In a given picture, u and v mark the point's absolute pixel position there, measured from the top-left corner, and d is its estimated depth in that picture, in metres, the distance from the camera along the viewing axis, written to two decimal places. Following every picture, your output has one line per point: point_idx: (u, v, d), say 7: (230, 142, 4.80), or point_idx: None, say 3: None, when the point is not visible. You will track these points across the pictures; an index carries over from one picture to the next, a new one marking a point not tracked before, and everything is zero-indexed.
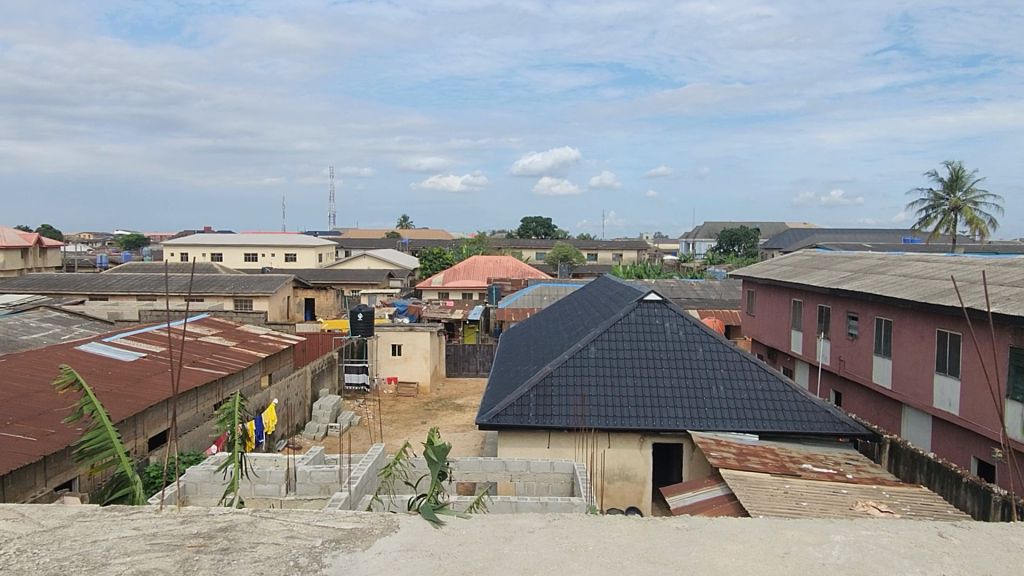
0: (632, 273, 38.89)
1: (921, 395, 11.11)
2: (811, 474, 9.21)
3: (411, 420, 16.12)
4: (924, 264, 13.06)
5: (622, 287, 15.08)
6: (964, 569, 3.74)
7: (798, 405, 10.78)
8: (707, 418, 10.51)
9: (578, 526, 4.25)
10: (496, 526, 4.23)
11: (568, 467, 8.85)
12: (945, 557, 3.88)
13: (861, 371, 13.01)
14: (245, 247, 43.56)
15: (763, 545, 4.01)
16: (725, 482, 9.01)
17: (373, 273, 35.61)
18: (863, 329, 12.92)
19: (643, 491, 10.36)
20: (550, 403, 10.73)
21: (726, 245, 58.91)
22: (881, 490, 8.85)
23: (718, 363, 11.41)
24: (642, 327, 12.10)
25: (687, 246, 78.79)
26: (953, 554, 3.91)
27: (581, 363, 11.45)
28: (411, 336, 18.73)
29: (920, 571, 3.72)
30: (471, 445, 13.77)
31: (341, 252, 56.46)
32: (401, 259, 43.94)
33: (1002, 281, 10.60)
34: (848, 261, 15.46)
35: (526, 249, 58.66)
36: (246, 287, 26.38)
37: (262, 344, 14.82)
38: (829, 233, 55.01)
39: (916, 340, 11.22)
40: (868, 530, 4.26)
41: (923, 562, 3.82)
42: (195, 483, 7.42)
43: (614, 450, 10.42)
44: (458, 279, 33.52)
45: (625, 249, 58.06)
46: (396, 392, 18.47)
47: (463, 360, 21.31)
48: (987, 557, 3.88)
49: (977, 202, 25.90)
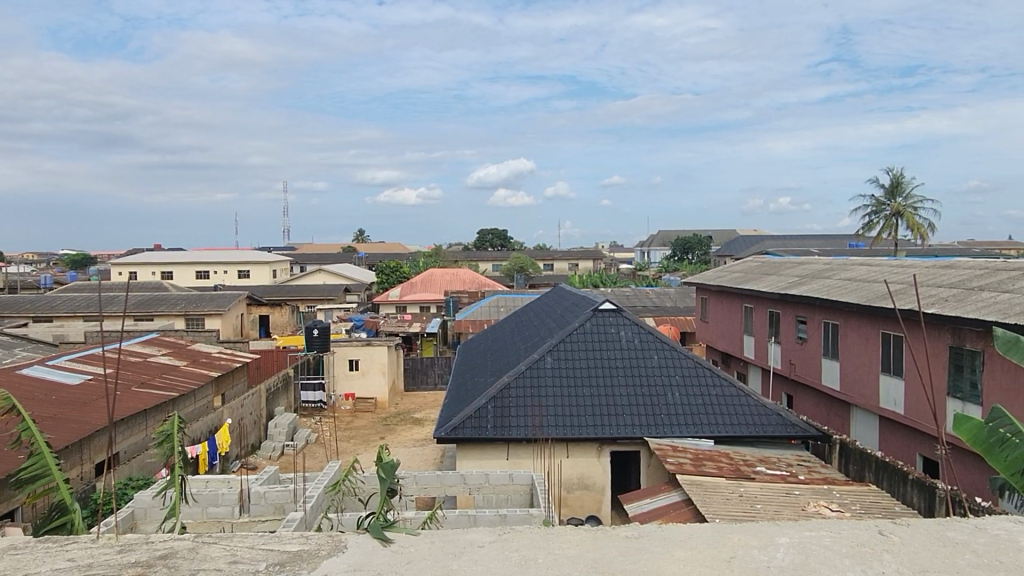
0: (587, 281, 39.26)
1: (868, 395, 11.42)
2: (764, 476, 9.39)
3: (369, 435, 16.00)
4: (866, 268, 13.50)
5: (577, 296, 15.27)
6: (902, 567, 3.82)
7: (750, 408, 11.00)
8: (664, 425, 10.62)
9: (526, 540, 4.23)
10: (444, 542, 4.22)
11: (526, 478, 8.89)
12: (885, 555, 3.97)
13: (810, 372, 13.34)
14: (196, 263, 42.68)
15: (711, 550, 4.07)
16: (682, 488, 9.13)
17: (328, 288, 35.28)
18: (811, 333, 13.25)
19: (602, 499, 10.44)
20: (507, 414, 10.75)
21: (679, 253, 59.96)
22: (831, 489, 9.08)
23: (673, 369, 11.61)
24: (597, 336, 12.24)
25: (643, 254, 79.76)
26: (892, 552, 4.00)
27: (538, 374, 11.52)
28: (368, 351, 18.55)
29: (861, 569, 3.80)
30: (430, 459, 13.73)
31: (296, 266, 55.69)
32: (356, 273, 43.60)
33: (940, 284, 11.04)
34: (796, 266, 15.89)
35: (483, 261, 58.83)
36: (198, 304, 25.93)
37: (214, 363, 14.53)
38: (778, 239, 56.40)
39: (862, 341, 11.54)
40: (811, 531, 4.35)
41: (864, 560, 3.90)
42: (143, 507, 7.25)
43: (572, 460, 10.46)
44: (415, 292, 33.46)
45: (582, 258, 58.46)
46: (353, 408, 18.30)
47: (421, 373, 21.26)
48: (924, 553, 3.97)
49: (916, 207, 26.79)
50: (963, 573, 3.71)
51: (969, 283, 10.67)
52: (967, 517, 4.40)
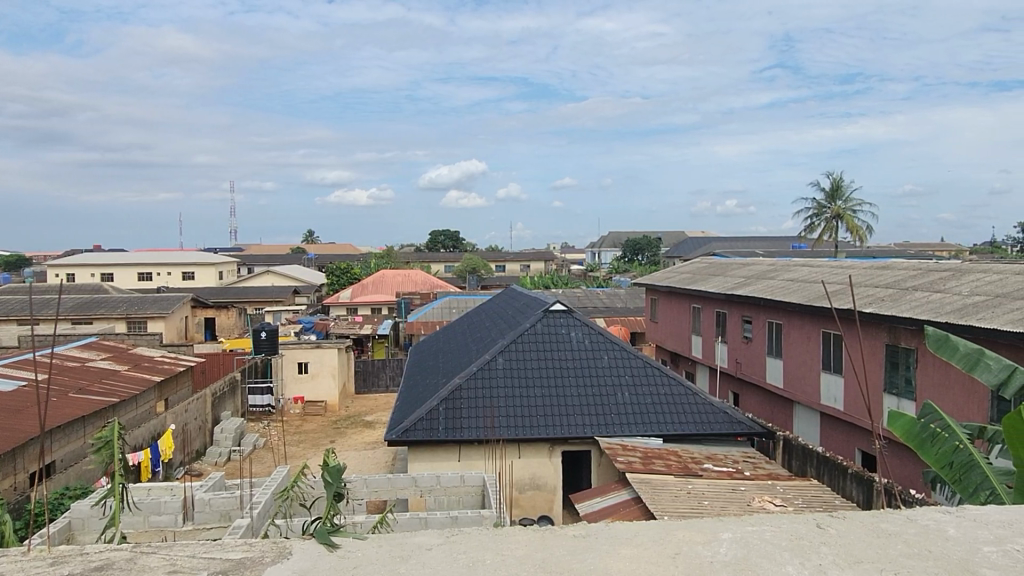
0: (539, 282, 39.48)
1: (810, 392, 11.78)
2: (711, 473, 9.60)
3: (319, 439, 15.79)
4: (808, 269, 13.92)
5: (529, 297, 15.35)
6: (838, 559, 3.78)
7: (697, 406, 11.23)
8: (614, 424, 10.76)
9: (475, 541, 4.18)
10: (392, 546, 4.15)
11: (478, 479, 8.92)
12: (822, 547, 3.94)
13: (755, 370, 13.68)
14: (138, 266, 41.38)
15: (656, 547, 4.03)
16: (631, 486, 9.28)
17: (277, 290, 34.67)
18: (756, 332, 13.59)
19: (554, 499, 10.50)
20: (459, 416, 10.74)
21: (630, 254, 60.79)
22: (775, 485, 9.33)
23: (623, 368, 11.77)
24: (548, 336, 12.34)
25: (595, 254, 80.48)
26: (829, 544, 3.97)
27: (490, 375, 11.55)
28: (318, 353, 18.26)
29: (800, 562, 3.78)
30: (380, 462, 13.62)
31: (243, 268, 54.47)
32: (306, 274, 42.93)
33: (876, 284, 11.47)
34: (742, 267, 16.28)
35: (435, 262, 58.60)
36: (140, 307, 25.17)
37: (157, 367, 14.13)
38: (725, 241, 57.66)
39: (804, 340, 11.90)
40: (754, 526, 4.30)
41: (802, 552, 3.87)
42: (81, 518, 7.02)
43: (523, 460, 10.51)
44: (366, 294, 33.13)
45: (534, 259, 58.74)
46: (302, 412, 18.03)
47: (372, 376, 21.06)
48: (860, 545, 3.92)
49: (855, 210, 27.74)
50: (896, 564, 3.70)
51: (903, 283, 11.10)
52: (899, 508, 4.41)
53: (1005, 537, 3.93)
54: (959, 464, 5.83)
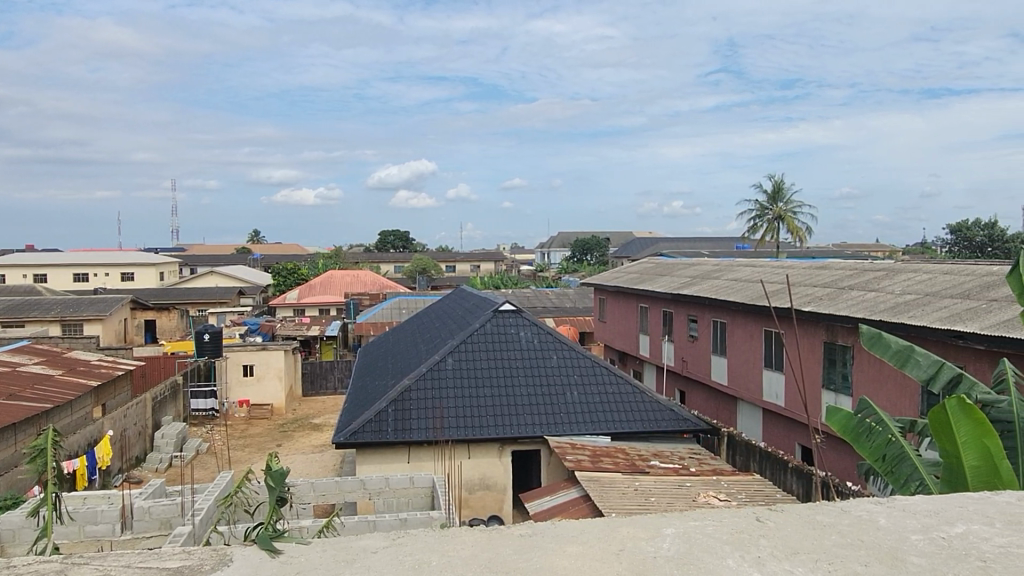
0: (489, 282, 39.56)
1: (753, 389, 12.10)
2: (658, 469, 9.78)
3: (265, 443, 15.50)
4: (750, 269, 14.29)
5: (478, 298, 15.37)
6: (776, 551, 3.77)
7: (644, 404, 11.42)
8: (562, 423, 10.85)
9: (422, 543, 4.09)
10: (336, 550, 4.03)
11: (427, 480, 8.89)
12: (761, 540, 3.91)
13: (700, 368, 13.98)
14: (73, 266, 39.84)
15: (601, 544, 3.95)
16: (580, 484, 9.37)
17: (221, 291, 33.88)
18: (701, 331, 13.88)
19: (503, 498, 10.53)
20: (408, 417, 10.68)
21: (579, 253, 61.38)
22: (720, 480, 9.55)
23: (572, 368, 11.89)
24: (497, 336, 12.37)
25: (544, 255, 80.94)
26: (768, 536, 3.95)
27: (439, 376, 11.52)
28: (263, 355, 17.92)
29: (739, 555, 3.73)
30: (328, 466, 13.45)
31: (185, 269, 52.98)
32: (251, 274, 42.01)
33: (814, 284, 11.82)
34: (687, 267, 16.62)
35: (385, 262, 58.09)
36: (75, 309, 24.25)
37: (93, 372, 13.63)
38: (672, 241, 58.74)
39: (747, 338, 12.20)
40: (697, 521, 4.24)
41: (742, 545, 3.84)
42: (12, 529, 6.74)
43: (473, 461, 10.51)
44: (313, 294, 32.62)
45: (484, 259, 58.78)
46: (247, 415, 17.68)
47: (320, 378, 20.77)
48: (797, 537, 3.92)
49: (795, 211, 28.58)
50: (830, 553, 3.71)
51: (839, 283, 11.48)
52: (833, 500, 4.41)
53: (931, 525, 3.95)
54: (892, 457, 6.06)
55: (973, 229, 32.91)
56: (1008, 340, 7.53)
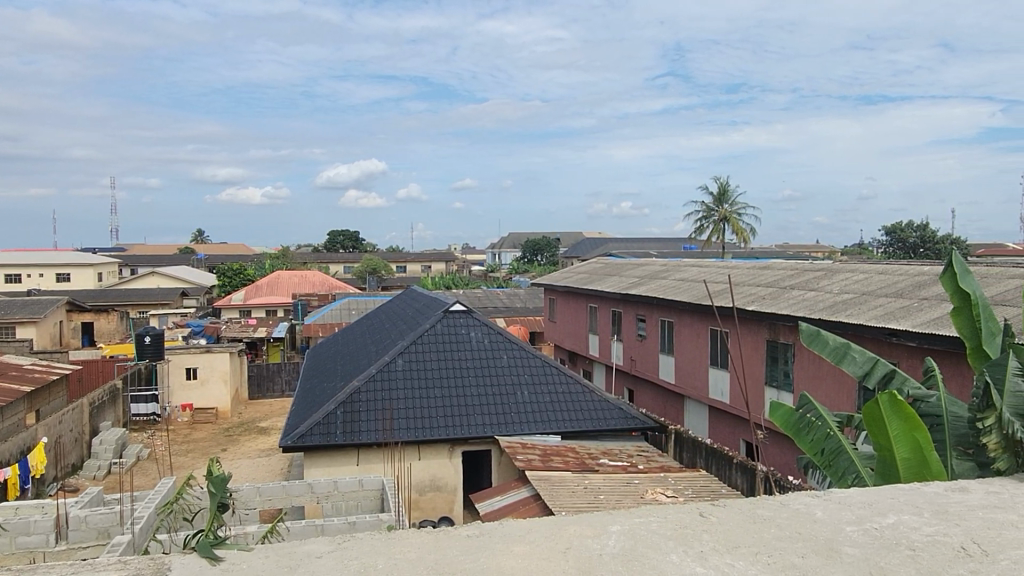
0: (440, 283, 39.43)
1: (699, 387, 12.36)
2: (607, 467, 9.89)
3: (209, 448, 15.13)
4: (697, 269, 14.58)
5: (428, 298, 15.30)
6: (718, 545, 3.81)
7: (594, 403, 11.54)
8: (513, 423, 10.89)
9: (368, 546, 3.98)
10: (279, 555, 3.88)
11: (376, 482, 8.81)
12: (704, 534, 3.95)
13: (648, 367, 14.20)
14: (4, 267, 38.15)
15: (547, 543, 3.92)
16: (530, 483, 9.40)
17: (163, 292, 32.92)
18: (649, 330, 14.10)
19: (454, 499, 10.51)
20: (357, 419, 10.58)
21: (529, 254, 61.66)
22: (667, 477, 9.71)
23: (522, 368, 11.94)
24: (447, 337, 12.34)
25: (495, 256, 81.04)
26: (711, 531, 3.99)
27: (389, 377, 11.43)
28: (207, 358, 17.50)
29: (683, 550, 3.75)
30: (275, 470, 13.20)
31: (125, 270, 51.27)
32: (195, 275, 40.92)
33: (758, 284, 12.13)
34: (635, 268, 16.86)
35: (334, 262, 57.33)
36: (7, 311, 23.23)
37: (26, 376, 13.07)
38: (621, 241, 59.55)
39: (693, 337, 12.44)
40: (641, 517, 4.25)
41: (686, 540, 3.87)
42: None
43: (423, 462, 10.46)
44: (260, 295, 32.00)
45: (435, 259, 58.57)
46: (190, 420, 17.25)
47: (266, 380, 20.39)
48: (739, 531, 3.97)
49: (740, 213, 29.30)
50: (770, 547, 3.77)
51: (781, 283, 11.79)
52: (772, 494, 4.51)
53: (865, 517, 4.10)
54: (829, 451, 6.26)
55: (906, 231, 34.25)
56: (938, 337, 7.85)
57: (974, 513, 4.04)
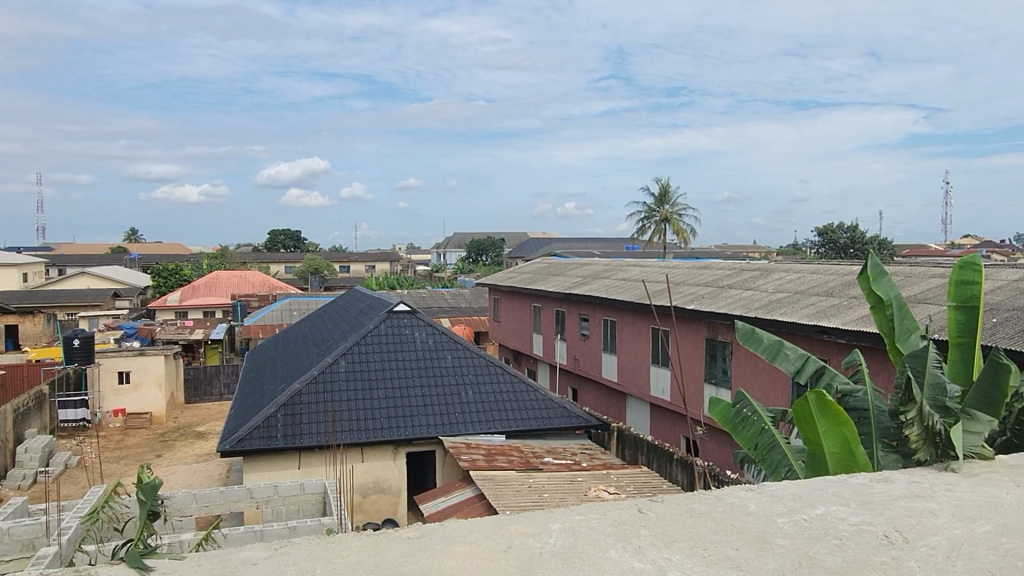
0: (384, 283, 39.05)
1: (641, 385, 12.58)
2: (551, 466, 9.98)
3: (143, 454, 14.65)
4: (638, 269, 14.82)
5: (372, 298, 15.14)
6: (655, 539, 3.90)
7: (538, 402, 11.63)
8: (457, 423, 10.88)
9: (306, 551, 3.91)
10: (212, 563, 3.77)
11: (319, 486, 8.69)
12: (642, 530, 4.02)
13: (591, 366, 14.38)
14: None
15: (488, 543, 3.92)
16: (474, 483, 9.41)
17: (93, 293, 31.69)
18: (592, 330, 14.27)
19: (398, 501, 10.42)
20: (299, 422, 10.40)
21: (474, 253, 61.59)
22: (610, 474, 9.86)
23: (466, 368, 11.94)
24: (391, 337, 12.24)
25: (440, 255, 80.64)
26: (648, 526, 4.06)
27: (331, 379, 11.27)
28: (141, 362, 16.90)
29: (622, 546, 3.82)
30: (213, 475, 12.87)
31: (53, 270, 49.11)
32: (128, 275, 39.48)
33: (697, 283, 12.40)
34: (579, 267, 17.04)
35: (275, 262, 56.15)
36: None
37: None
38: (565, 241, 60.04)
39: (635, 336, 12.65)
40: (581, 514, 4.31)
41: (624, 536, 3.94)
42: None
43: (366, 464, 10.35)
44: (197, 296, 31.12)
45: (380, 259, 57.97)
46: (123, 426, 16.69)
47: (204, 384, 19.85)
48: (676, 525, 4.07)
49: (680, 214, 29.90)
50: (706, 540, 3.87)
51: (719, 283, 12.09)
52: (709, 489, 4.61)
53: (796, 509, 4.25)
54: (763, 446, 6.46)
55: (838, 232, 35.51)
56: (866, 334, 8.17)
57: (897, 502, 4.23)
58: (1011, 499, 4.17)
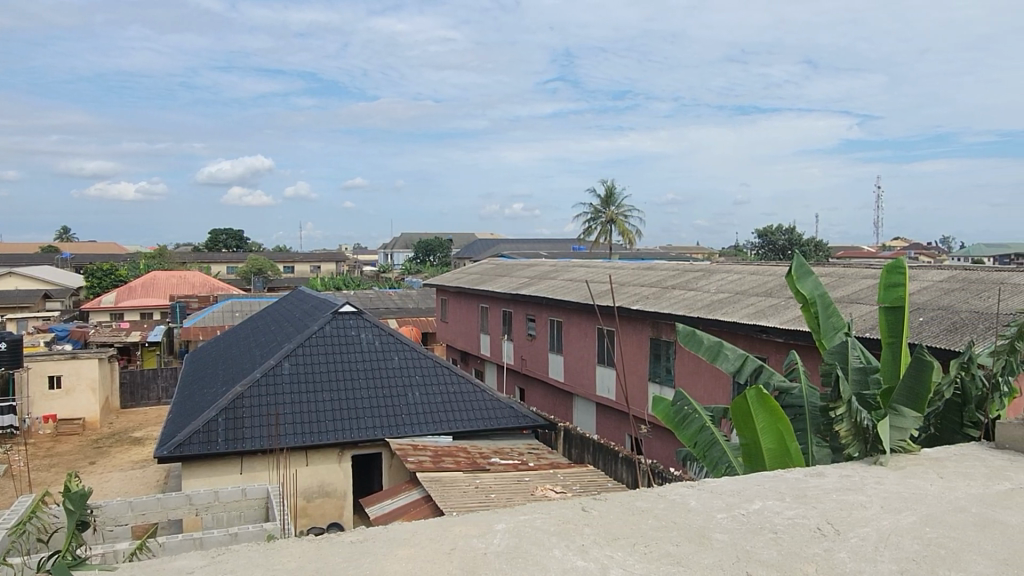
0: (330, 283, 38.54)
1: (587, 385, 12.72)
2: (498, 466, 10.00)
3: (76, 461, 14.10)
4: (584, 270, 14.99)
5: (317, 300, 14.92)
6: (598, 537, 3.95)
7: (485, 403, 11.64)
8: (404, 424, 10.80)
9: (245, 558, 3.83)
10: (146, 572, 3.66)
11: (261, 491, 8.50)
12: (586, 528, 4.07)
13: (538, 366, 14.46)
14: None
15: (432, 545, 3.91)
16: (421, 485, 9.35)
17: (22, 295, 30.35)
18: (539, 330, 14.36)
19: (343, 504, 10.27)
20: (241, 426, 10.17)
21: (422, 254, 61.27)
22: (556, 473, 9.94)
23: (413, 369, 11.88)
24: (337, 339, 12.08)
25: (387, 256, 79.94)
26: (592, 525, 4.12)
27: (274, 382, 11.06)
28: (73, 365, 16.26)
29: (565, 545, 3.86)
30: (150, 483, 12.48)
31: None
32: (60, 276, 37.95)
33: (642, 284, 12.61)
34: (526, 268, 17.14)
35: (217, 262, 54.78)
36: None
37: None
38: (513, 242, 60.27)
39: (581, 336, 12.78)
40: (525, 514, 4.34)
41: (568, 536, 3.98)
42: None
43: (311, 468, 10.18)
44: (134, 297, 30.15)
45: (326, 259, 57.15)
46: (54, 432, 16.04)
47: (141, 388, 19.25)
48: (618, 522, 4.14)
49: (626, 215, 30.35)
50: (647, 537, 3.94)
51: (663, 283, 12.32)
52: (650, 486, 4.70)
53: (734, 504, 4.37)
54: (703, 443, 6.60)
55: (777, 234, 36.55)
56: (801, 333, 8.43)
57: (829, 496, 4.39)
58: (935, 490, 4.38)
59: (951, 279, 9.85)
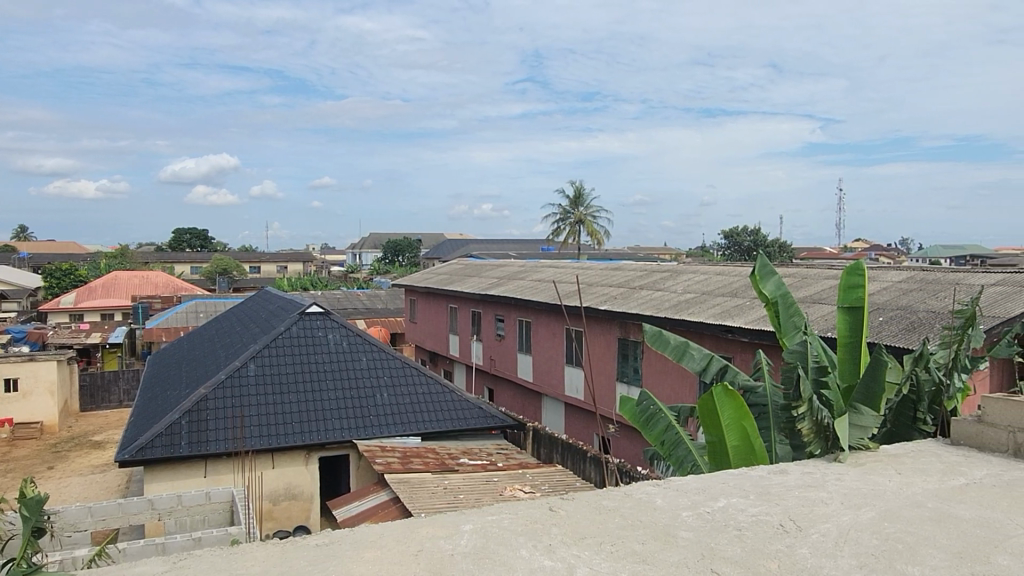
0: (297, 284, 38.12)
1: (555, 385, 12.77)
2: (466, 467, 9.99)
3: (33, 466, 13.74)
4: (553, 270, 15.06)
5: (284, 300, 14.75)
6: (565, 537, 3.98)
7: (453, 403, 11.63)
8: (372, 426, 10.73)
9: (208, 563, 3.78)
10: None
11: (226, 494, 8.37)
12: (553, 528, 4.10)
13: (507, 366, 14.48)
14: None
15: (398, 547, 3.89)
16: (390, 486, 9.30)
17: None
18: (507, 330, 14.38)
19: (310, 507, 10.14)
20: (204, 428, 10.01)
21: (391, 255, 60.91)
22: (525, 473, 9.97)
23: (381, 370, 11.82)
24: (303, 340, 11.97)
25: (356, 256, 79.32)
26: (559, 524, 4.14)
27: (239, 383, 10.92)
28: (31, 368, 15.85)
29: (532, 544, 3.88)
30: (111, 487, 12.22)
31: None
32: (16, 276, 36.92)
33: (610, 284, 12.71)
34: (495, 268, 17.16)
35: (181, 262, 53.82)
36: None
37: None
38: (482, 242, 60.22)
39: (550, 337, 12.83)
40: (492, 515, 4.35)
41: (535, 536, 4.00)
42: None
43: (277, 471, 10.05)
44: (94, 297, 29.48)
45: (293, 259, 56.51)
46: (11, 437, 15.62)
47: (101, 391, 18.85)
48: (585, 521, 4.17)
49: (594, 216, 30.53)
50: (614, 535, 3.98)
51: (631, 283, 12.44)
52: (617, 485, 4.75)
53: (699, 502, 4.43)
54: (669, 442, 6.67)
55: (742, 236, 37.05)
56: (766, 333, 8.57)
57: (791, 493, 4.48)
58: (893, 485, 4.49)
59: (909, 279, 10.11)
